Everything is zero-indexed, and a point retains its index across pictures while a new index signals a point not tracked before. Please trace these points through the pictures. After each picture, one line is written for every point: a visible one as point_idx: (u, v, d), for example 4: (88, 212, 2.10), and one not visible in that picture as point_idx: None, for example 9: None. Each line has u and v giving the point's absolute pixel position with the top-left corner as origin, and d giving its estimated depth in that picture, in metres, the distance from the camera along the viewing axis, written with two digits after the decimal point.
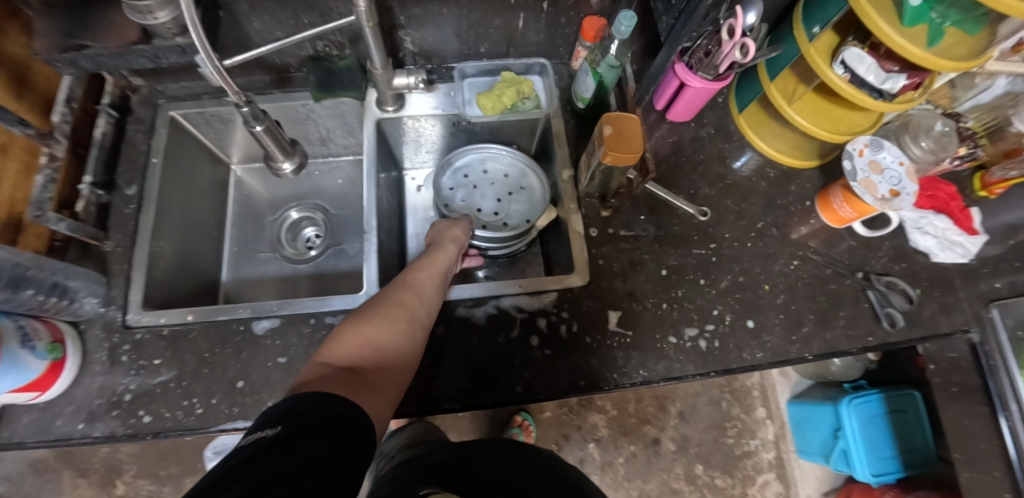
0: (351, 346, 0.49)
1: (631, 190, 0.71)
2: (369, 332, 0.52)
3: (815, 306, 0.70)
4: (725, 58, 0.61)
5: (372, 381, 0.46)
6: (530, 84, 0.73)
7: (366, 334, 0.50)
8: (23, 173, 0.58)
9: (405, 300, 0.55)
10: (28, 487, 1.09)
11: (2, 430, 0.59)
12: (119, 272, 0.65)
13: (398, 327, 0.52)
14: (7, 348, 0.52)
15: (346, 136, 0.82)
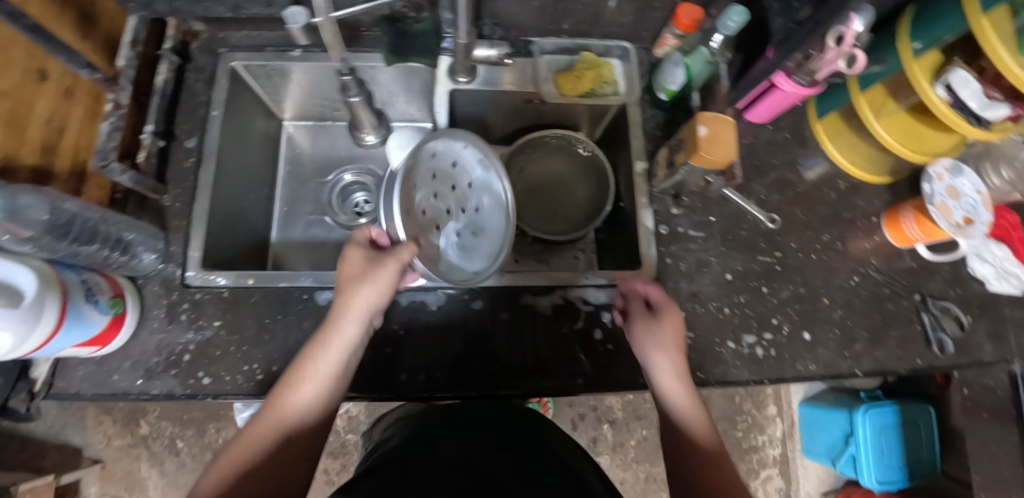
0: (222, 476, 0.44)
1: (706, 190, 0.69)
2: (255, 442, 0.46)
3: (870, 324, 0.70)
4: (825, 65, 0.56)
5: None
6: (610, 68, 0.70)
7: (255, 441, 0.46)
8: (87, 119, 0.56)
9: (289, 406, 0.48)
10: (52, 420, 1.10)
11: (58, 380, 0.59)
12: (177, 229, 0.63)
13: (292, 450, 0.47)
14: (72, 301, 0.51)
15: (407, 102, 0.78)
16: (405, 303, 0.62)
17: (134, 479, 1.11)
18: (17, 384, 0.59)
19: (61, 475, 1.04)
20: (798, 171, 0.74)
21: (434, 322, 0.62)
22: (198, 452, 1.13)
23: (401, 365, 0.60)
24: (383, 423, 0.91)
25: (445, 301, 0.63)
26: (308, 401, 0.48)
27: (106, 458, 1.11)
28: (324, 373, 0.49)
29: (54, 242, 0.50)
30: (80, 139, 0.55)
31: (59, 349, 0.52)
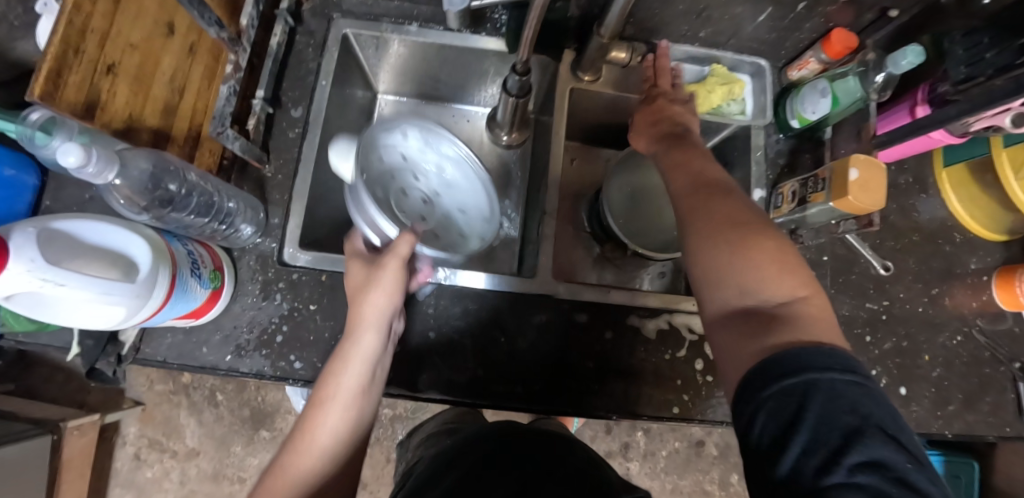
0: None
1: (834, 232, 0.66)
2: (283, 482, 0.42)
3: (966, 386, 0.67)
4: (990, 120, 0.52)
5: None
6: (742, 86, 0.66)
7: (277, 487, 0.42)
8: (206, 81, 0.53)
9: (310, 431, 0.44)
10: None
11: (146, 345, 0.57)
12: (277, 202, 0.60)
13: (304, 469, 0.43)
14: (180, 275, 0.48)
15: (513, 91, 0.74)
16: (507, 309, 0.61)
17: (172, 425, 1.12)
18: (106, 347, 0.55)
19: (105, 413, 1.05)
20: (915, 218, 0.71)
21: (536, 333, 0.60)
22: (236, 407, 1.13)
23: (501, 372, 0.59)
24: (416, 433, 0.84)
25: (545, 311, 0.61)
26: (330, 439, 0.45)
27: (147, 402, 1.12)
28: (340, 399, 0.46)
29: (164, 213, 0.48)
30: (199, 101, 0.52)
31: (161, 321, 0.50)
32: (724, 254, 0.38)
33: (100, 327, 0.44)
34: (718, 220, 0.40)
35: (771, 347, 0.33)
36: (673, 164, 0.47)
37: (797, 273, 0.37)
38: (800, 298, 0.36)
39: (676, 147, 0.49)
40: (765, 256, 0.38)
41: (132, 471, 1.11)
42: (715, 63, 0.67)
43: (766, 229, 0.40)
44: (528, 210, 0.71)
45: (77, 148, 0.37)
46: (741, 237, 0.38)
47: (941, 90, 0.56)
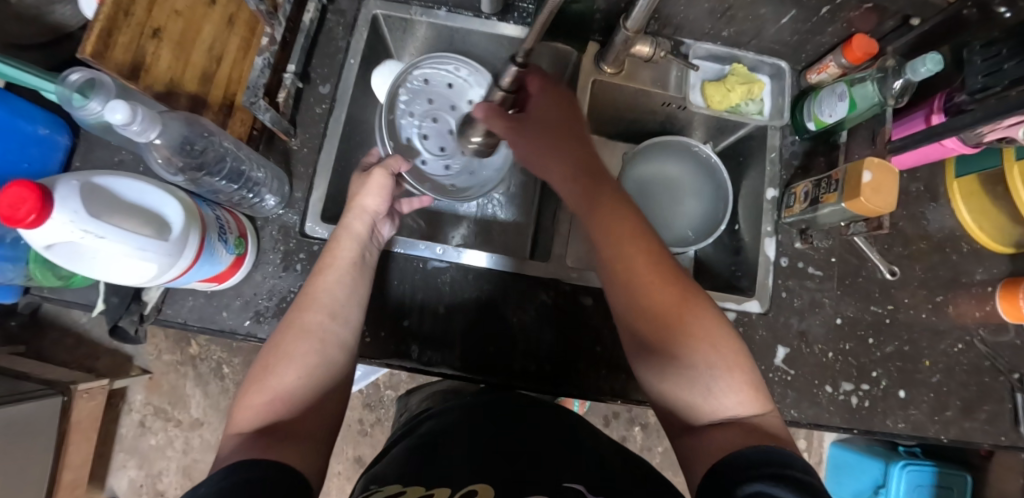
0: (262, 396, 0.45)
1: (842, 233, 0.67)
2: (284, 368, 0.46)
3: (965, 394, 0.68)
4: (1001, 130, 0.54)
5: (294, 430, 0.43)
6: (761, 86, 0.68)
7: (273, 380, 0.46)
8: (242, 53, 0.55)
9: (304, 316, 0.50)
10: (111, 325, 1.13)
11: (167, 306, 0.58)
12: (302, 175, 0.62)
13: (311, 357, 0.48)
14: (208, 239, 0.50)
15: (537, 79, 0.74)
16: (520, 290, 0.62)
17: (178, 395, 1.14)
18: (129, 305, 0.57)
19: (113, 380, 1.07)
20: (924, 226, 0.72)
21: (547, 315, 0.62)
22: (241, 382, 1.15)
23: (513, 351, 0.60)
24: (415, 393, 0.85)
25: (556, 294, 0.62)
26: (328, 329, 0.50)
27: (155, 371, 1.14)
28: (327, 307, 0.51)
29: (199, 177, 0.50)
30: (234, 71, 0.54)
31: (187, 282, 0.51)
32: (665, 313, 0.44)
33: (131, 283, 0.45)
34: (674, 299, 0.44)
35: (740, 436, 0.38)
36: (608, 209, 0.49)
37: (737, 357, 0.43)
38: (760, 402, 0.42)
39: (598, 188, 0.51)
40: (693, 316, 0.44)
41: (136, 437, 1.13)
42: (735, 63, 0.69)
43: (676, 287, 0.45)
44: (544, 197, 0.72)
45: (124, 106, 0.38)
46: (683, 307, 0.44)
47: (958, 99, 0.57)
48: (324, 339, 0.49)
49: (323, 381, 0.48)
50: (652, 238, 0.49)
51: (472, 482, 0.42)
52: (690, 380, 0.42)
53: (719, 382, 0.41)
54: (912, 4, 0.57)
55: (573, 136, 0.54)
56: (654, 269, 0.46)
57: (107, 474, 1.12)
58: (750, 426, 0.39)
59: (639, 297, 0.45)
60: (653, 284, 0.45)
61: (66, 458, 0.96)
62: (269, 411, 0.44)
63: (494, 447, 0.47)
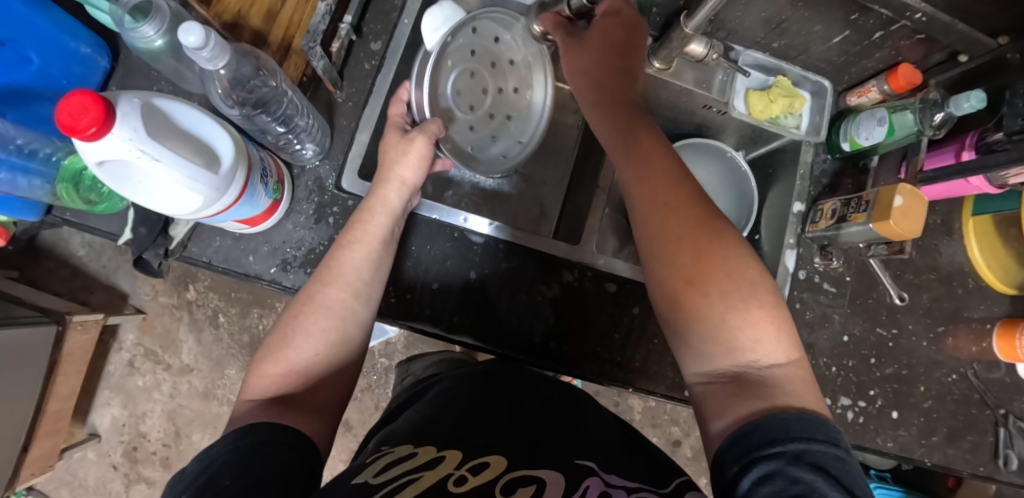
0: (276, 374, 0.46)
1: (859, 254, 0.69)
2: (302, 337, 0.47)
3: (953, 423, 0.71)
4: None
5: (301, 403, 0.45)
6: (802, 101, 0.69)
7: (291, 353, 0.47)
8: None
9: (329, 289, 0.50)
10: (108, 262, 1.11)
11: (193, 244, 0.57)
12: (343, 128, 0.61)
13: (330, 332, 0.48)
14: (252, 180, 0.49)
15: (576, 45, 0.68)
16: (547, 268, 0.63)
17: (170, 339, 1.12)
18: (156, 238, 0.57)
19: (107, 315, 1.05)
20: (935, 258, 0.74)
21: (570, 296, 0.62)
22: (236, 332, 1.14)
23: (532, 328, 0.61)
24: (416, 360, 0.86)
25: (580, 279, 0.63)
26: (346, 306, 0.50)
27: (149, 311, 1.12)
28: (353, 275, 0.51)
29: (254, 114, 0.50)
30: (295, 14, 0.55)
31: (223, 220, 0.51)
32: (683, 260, 0.42)
33: (172, 213, 0.45)
34: (699, 242, 0.42)
35: (747, 396, 0.36)
36: (637, 153, 0.48)
37: (765, 302, 0.40)
38: (788, 351, 0.39)
39: (635, 138, 0.49)
40: (716, 260, 0.41)
41: (123, 376, 1.12)
42: (779, 75, 0.69)
43: (702, 234, 0.42)
44: (574, 183, 0.73)
45: (199, 29, 0.37)
46: (705, 252, 0.42)
47: (990, 138, 0.59)
48: (345, 317, 0.49)
49: (340, 358, 0.49)
50: (683, 180, 0.46)
51: (485, 452, 0.41)
52: (706, 329, 0.40)
53: (734, 325, 0.39)
54: (963, 40, 0.58)
55: (617, 77, 0.53)
56: (679, 211, 0.44)
57: (90, 410, 1.10)
58: (763, 383, 0.37)
59: (659, 244, 0.43)
60: (678, 224, 0.43)
61: (54, 389, 0.95)
62: (282, 382, 0.46)
63: (498, 417, 0.47)
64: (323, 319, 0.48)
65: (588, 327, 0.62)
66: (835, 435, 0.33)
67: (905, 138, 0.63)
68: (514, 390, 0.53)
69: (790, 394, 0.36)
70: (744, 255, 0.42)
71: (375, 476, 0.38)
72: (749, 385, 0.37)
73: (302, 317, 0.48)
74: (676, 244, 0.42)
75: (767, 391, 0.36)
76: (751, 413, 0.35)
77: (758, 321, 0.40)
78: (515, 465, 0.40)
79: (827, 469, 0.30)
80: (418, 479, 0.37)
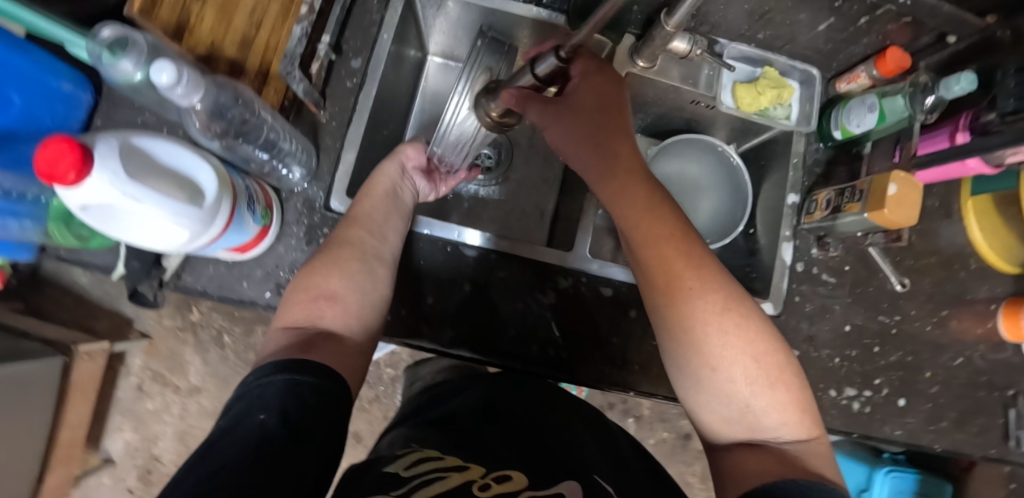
0: (306, 300, 0.50)
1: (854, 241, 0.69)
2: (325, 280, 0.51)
3: (961, 407, 0.70)
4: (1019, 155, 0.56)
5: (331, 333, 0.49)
6: (791, 91, 0.68)
7: (319, 280, 0.51)
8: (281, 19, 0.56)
9: (341, 268, 0.52)
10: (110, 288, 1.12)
11: (186, 273, 0.58)
12: (329, 148, 0.61)
13: (352, 265, 0.53)
14: (239, 209, 0.49)
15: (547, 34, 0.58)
16: (542, 276, 0.62)
17: (177, 361, 1.13)
18: (149, 270, 0.57)
19: (114, 342, 1.06)
20: (934, 241, 0.73)
21: (566, 302, 0.62)
22: (241, 351, 1.14)
23: (529, 336, 0.61)
24: (418, 369, 0.87)
25: (575, 285, 0.63)
26: (363, 254, 0.54)
27: (154, 335, 1.13)
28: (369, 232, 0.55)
29: (236, 144, 0.51)
30: (272, 39, 0.55)
31: (214, 249, 0.51)
32: (710, 343, 0.44)
33: (161, 247, 0.45)
34: (728, 324, 0.44)
35: (764, 467, 0.40)
36: (654, 230, 0.47)
37: (788, 383, 0.45)
38: (808, 427, 0.44)
39: (649, 208, 0.48)
40: (742, 342, 0.44)
41: (133, 401, 1.13)
42: (766, 66, 0.68)
43: (730, 317, 0.45)
44: (565, 187, 0.72)
45: (170, 67, 0.38)
46: (733, 334, 0.44)
47: (982, 120, 0.58)
48: (365, 252, 0.54)
49: (361, 297, 0.52)
50: (701, 253, 0.47)
51: (503, 467, 0.41)
52: (731, 408, 0.44)
53: (761, 408, 0.43)
54: (950, 20, 0.57)
55: (618, 137, 0.51)
56: (704, 291, 0.45)
57: (103, 436, 1.12)
58: (785, 458, 0.41)
59: (685, 328, 0.45)
60: (703, 305, 0.45)
61: (65, 417, 0.96)
62: (315, 310, 0.50)
63: (512, 431, 0.48)
64: (342, 282, 0.52)
65: (587, 330, 0.62)
66: None
67: (897, 123, 0.62)
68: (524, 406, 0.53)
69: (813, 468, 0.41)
70: (766, 333, 0.46)
71: (405, 468, 0.39)
72: (775, 457, 0.41)
73: (325, 271, 0.52)
74: (705, 326, 0.44)
75: (791, 463, 0.41)
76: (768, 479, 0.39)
77: (780, 401, 0.44)
78: (539, 484, 0.39)
79: None
80: (445, 478, 0.38)
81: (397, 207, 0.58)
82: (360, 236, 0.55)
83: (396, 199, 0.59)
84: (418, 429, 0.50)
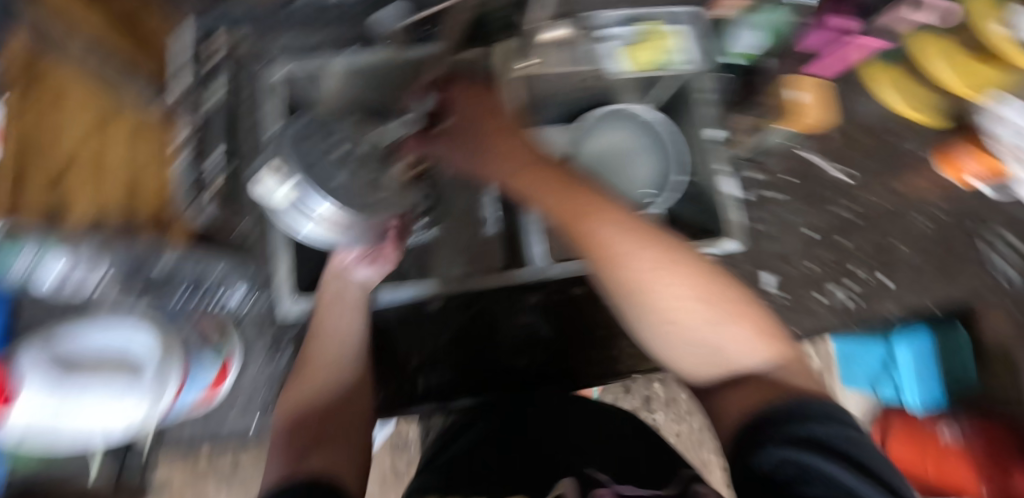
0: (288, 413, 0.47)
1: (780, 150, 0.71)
2: (302, 387, 0.49)
3: (942, 263, 0.73)
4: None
5: (323, 435, 0.45)
6: (678, 38, 0.69)
7: (297, 395, 0.48)
8: (150, 157, 0.59)
9: (310, 382, 0.49)
10: None
11: (168, 429, 0.56)
12: (261, 255, 0.59)
13: (324, 371, 0.50)
14: (191, 360, 0.50)
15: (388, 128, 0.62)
16: (509, 297, 0.62)
17: None
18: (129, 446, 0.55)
19: None
20: (863, 121, 0.75)
21: (546, 314, 0.63)
22: None
23: (522, 355, 0.63)
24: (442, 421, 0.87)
25: (544, 296, 0.62)
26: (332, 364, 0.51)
27: None
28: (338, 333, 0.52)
29: None
30: (156, 182, 0.58)
31: (183, 406, 0.51)
32: (657, 297, 0.37)
33: (118, 430, 0.46)
34: (675, 275, 0.37)
35: (755, 399, 0.37)
36: (561, 202, 0.40)
37: (746, 311, 0.40)
38: (776, 351, 0.40)
39: (558, 183, 0.42)
40: (691, 284, 0.38)
41: None
42: (646, 23, 0.69)
43: (672, 258, 0.38)
44: None
45: (63, 255, 0.49)
46: (684, 283, 0.37)
47: None
48: (339, 353, 0.52)
49: (343, 390, 0.50)
50: (618, 210, 0.41)
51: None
52: (702, 351, 0.38)
53: (726, 343, 0.38)
54: None
55: (506, 134, 0.47)
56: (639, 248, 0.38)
57: None
58: (770, 384, 0.37)
59: (629, 288, 0.38)
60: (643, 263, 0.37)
61: None
62: (303, 420, 0.46)
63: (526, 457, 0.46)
64: (326, 384, 0.50)
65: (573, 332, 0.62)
66: (849, 417, 0.33)
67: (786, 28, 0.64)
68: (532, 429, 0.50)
69: (800, 386, 0.37)
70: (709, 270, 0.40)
71: None
72: (759, 388, 0.37)
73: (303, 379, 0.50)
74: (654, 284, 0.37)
75: (769, 386, 0.37)
76: (756, 403, 0.36)
77: (746, 332, 0.39)
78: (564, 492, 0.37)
79: (859, 461, 0.29)
80: None
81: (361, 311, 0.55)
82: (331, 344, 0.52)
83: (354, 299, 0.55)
84: (430, 476, 0.47)
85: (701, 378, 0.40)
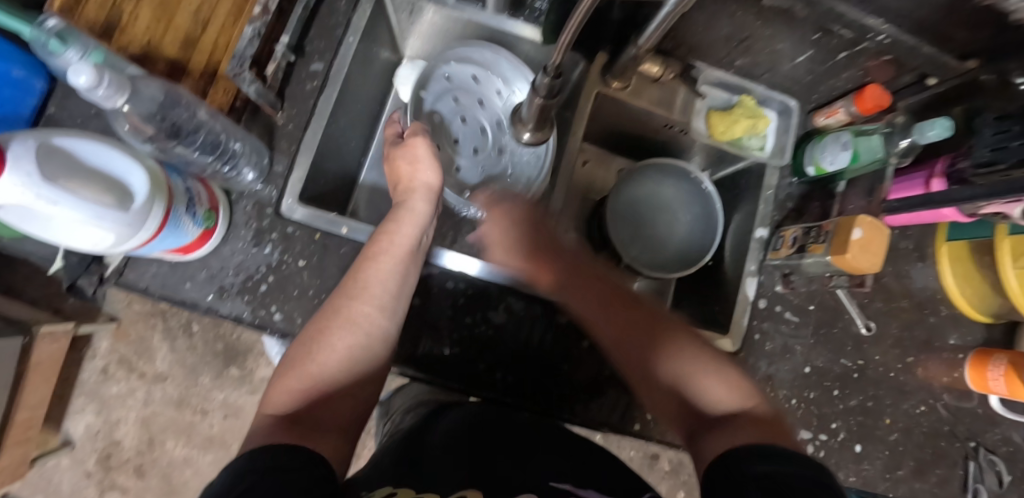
0: (301, 378, 0.45)
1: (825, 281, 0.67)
2: (331, 346, 0.47)
3: (920, 456, 0.68)
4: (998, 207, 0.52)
5: (318, 425, 0.43)
6: (766, 122, 0.67)
7: (315, 362, 0.46)
8: (231, 18, 0.57)
9: (320, 356, 0.46)
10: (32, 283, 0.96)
11: (129, 271, 0.55)
12: (281, 152, 0.59)
13: (335, 336, 0.47)
14: (175, 211, 0.48)
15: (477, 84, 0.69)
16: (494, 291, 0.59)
17: (145, 346, 1.04)
18: (90, 264, 0.56)
19: (77, 323, 0.95)
20: (905, 284, 0.71)
21: (520, 327, 0.59)
22: (210, 340, 1.05)
23: (483, 357, 0.58)
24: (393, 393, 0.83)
25: (524, 308, 0.60)
26: (371, 321, 0.48)
27: (124, 318, 1.03)
28: (368, 317, 0.48)
29: (170, 145, 0.50)
30: (220, 38, 0.57)
31: (149, 251, 0.50)
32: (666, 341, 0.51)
33: (83, 247, 0.43)
34: (682, 369, 0.48)
35: (724, 434, 0.42)
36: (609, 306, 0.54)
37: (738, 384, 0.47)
38: (742, 400, 0.46)
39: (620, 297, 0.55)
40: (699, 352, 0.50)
41: (97, 383, 1.03)
42: (744, 94, 0.68)
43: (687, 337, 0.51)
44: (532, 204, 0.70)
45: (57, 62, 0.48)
46: (707, 380, 0.47)
47: (958, 167, 0.56)
48: (368, 332, 0.48)
49: (364, 368, 0.48)
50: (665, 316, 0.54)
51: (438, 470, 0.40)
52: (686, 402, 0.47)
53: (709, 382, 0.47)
54: (931, 61, 0.54)
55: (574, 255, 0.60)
56: (654, 334, 0.51)
57: (63, 416, 1.03)
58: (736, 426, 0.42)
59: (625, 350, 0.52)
60: (655, 343, 0.51)
61: (23, 398, 0.86)
62: (304, 402, 0.44)
63: (512, 447, 0.44)
64: (344, 343, 0.47)
65: (518, 364, 0.59)
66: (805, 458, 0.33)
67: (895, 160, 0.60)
68: (495, 427, 0.48)
69: (754, 429, 0.41)
70: (753, 388, 0.48)
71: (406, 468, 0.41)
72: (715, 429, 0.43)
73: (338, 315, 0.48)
74: (665, 358, 0.49)
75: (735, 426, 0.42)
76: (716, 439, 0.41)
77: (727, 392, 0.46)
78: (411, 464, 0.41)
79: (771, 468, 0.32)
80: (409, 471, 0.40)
81: (396, 301, 0.50)
82: (361, 312, 0.48)
83: (402, 277, 0.51)
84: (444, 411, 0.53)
85: (683, 416, 0.47)
